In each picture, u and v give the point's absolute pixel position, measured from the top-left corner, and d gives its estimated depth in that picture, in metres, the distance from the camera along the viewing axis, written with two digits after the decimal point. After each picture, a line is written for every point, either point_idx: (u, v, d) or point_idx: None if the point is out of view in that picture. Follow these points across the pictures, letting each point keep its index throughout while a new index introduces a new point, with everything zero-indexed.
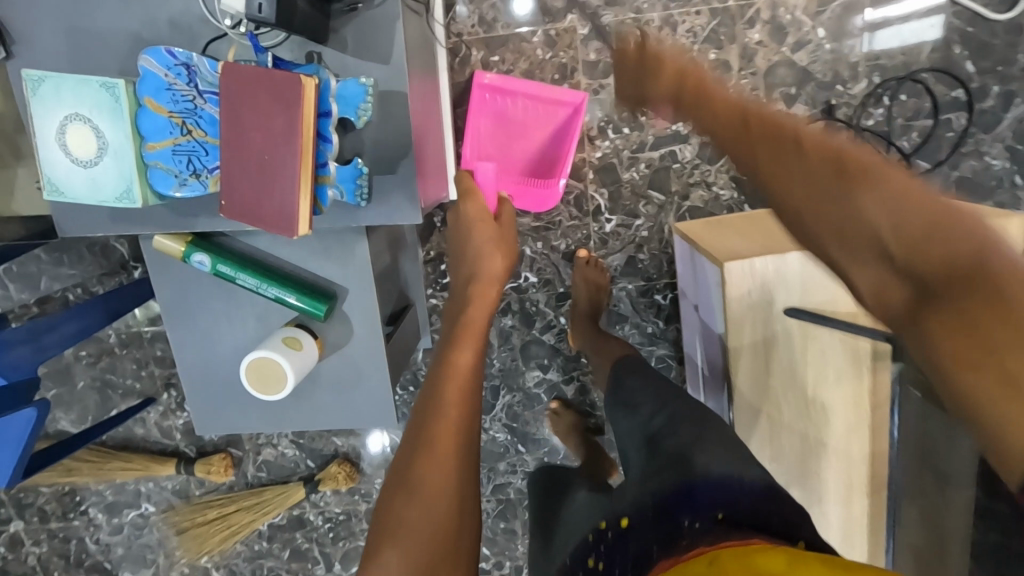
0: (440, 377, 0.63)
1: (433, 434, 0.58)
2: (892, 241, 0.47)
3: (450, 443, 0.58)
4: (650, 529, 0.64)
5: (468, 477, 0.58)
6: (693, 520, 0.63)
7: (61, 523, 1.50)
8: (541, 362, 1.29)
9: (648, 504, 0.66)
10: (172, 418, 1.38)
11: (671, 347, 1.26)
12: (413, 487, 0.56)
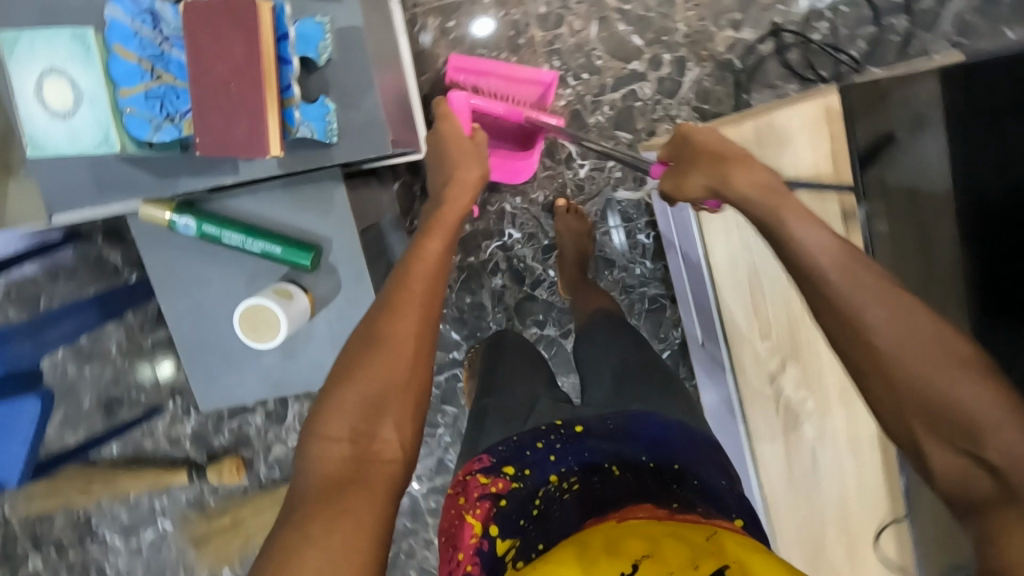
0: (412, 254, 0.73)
1: (401, 295, 0.69)
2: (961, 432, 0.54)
3: (419, 302, 0.69)
4: (603, 441, 0.75)
5: (419, 393, 0.67)
6: (650, 456, 0.74)
7: (78, 553, 1.48)
8: (537, 319, 1.30)
9: (607, 422, 0.78)
10: (180, 425, 1.39)
11: (662, 286, 1.28)
12: (381, 334, 0.66)
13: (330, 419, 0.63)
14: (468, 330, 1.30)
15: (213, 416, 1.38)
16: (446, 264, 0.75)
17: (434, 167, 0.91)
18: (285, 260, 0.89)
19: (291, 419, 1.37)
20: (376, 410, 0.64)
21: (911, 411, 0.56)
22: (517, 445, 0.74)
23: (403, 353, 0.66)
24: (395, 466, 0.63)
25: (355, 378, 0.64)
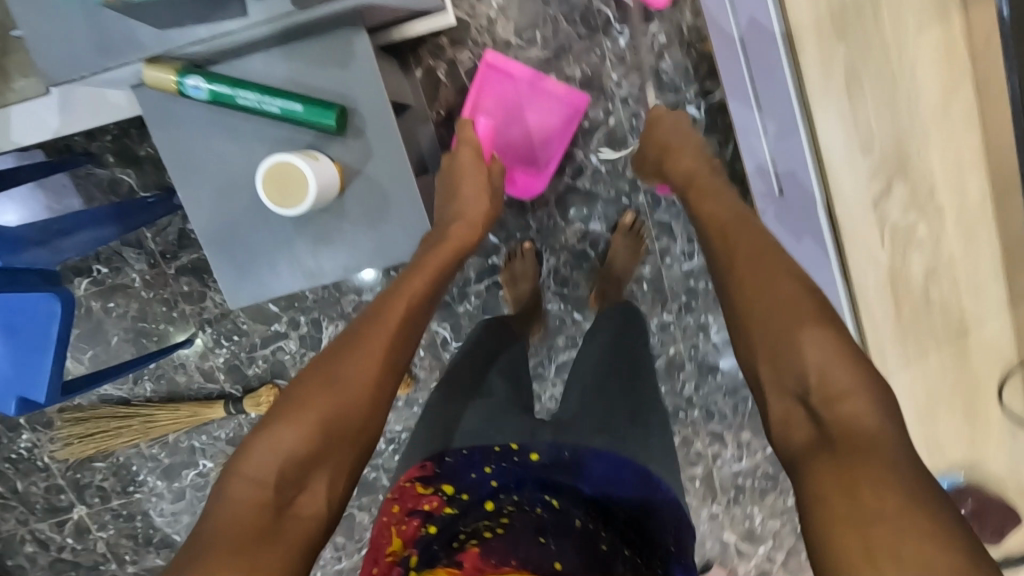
0: (373, 315, 0.76)
1: (362, 345, 0.72)
2: (816, 394, 0.59)
3: (377, 351, 0.72)
4: (551, 469, 0.86)
5: (370, 426, 0.70)
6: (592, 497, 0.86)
7: (122, 499, 1.44)
8: (580, 213, 1.20)
9: (563, 450, 0.86)
10: (212, 358, 1.32)
11: (718, 165, 1.16)
12: (334, 378, 0.69)
13: (256, 460, 0.64)
14: (507, 232, 1.22)
15: (245, 345, 1.31)
16: (414, 324, 0.78)
17: (444, 194, 0.95)
18: (308, 121, 0.80)
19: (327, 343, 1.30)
20: (310, 458, 0.65)
21: (764, 357, 0.63)
22: (466, 462, 0.86)
23: (352, 400, 0.69)
24: (314, 523, 0.64)
25: (291, 421, 0.66)
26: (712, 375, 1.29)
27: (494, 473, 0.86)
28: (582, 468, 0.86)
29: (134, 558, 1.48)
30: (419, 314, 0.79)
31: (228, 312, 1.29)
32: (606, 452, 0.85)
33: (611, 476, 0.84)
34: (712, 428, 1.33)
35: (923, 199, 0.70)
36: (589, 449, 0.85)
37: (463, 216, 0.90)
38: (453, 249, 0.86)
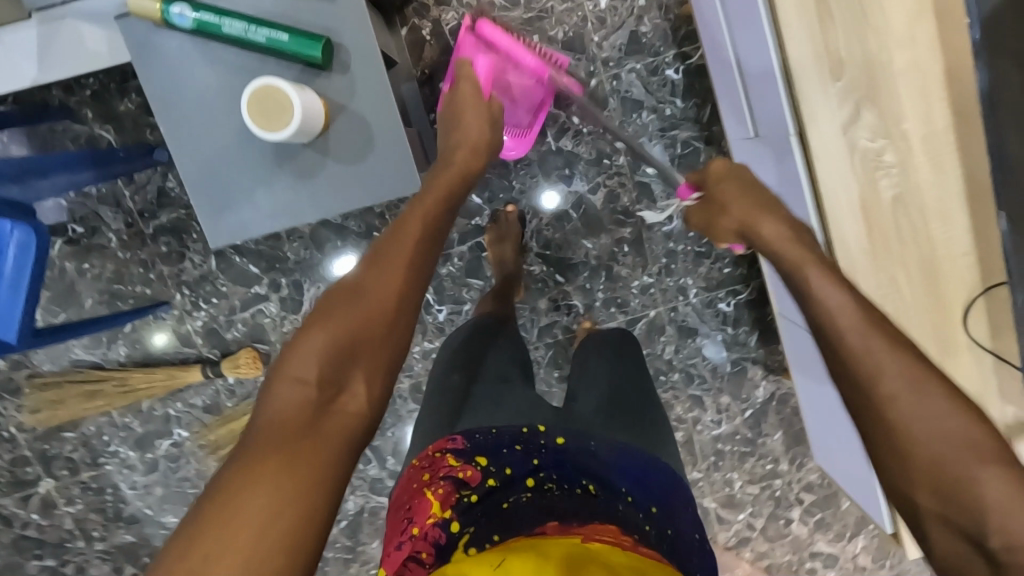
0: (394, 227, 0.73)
1: (387, 249, 0.70)
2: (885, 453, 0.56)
3: (402, 257, 0.69)
4: (581, 452, 0.84)
5: (405, 323, 0.67)
6: (628, 492, 0.82)
7: (92, 472, 1.40)
8: (563, 174, 1.22)
9: (593, 443, 0.85)
10: (190, 321, 1.30)
11: (695, 127, 1.19)
12: (364, 284, 0.66)
13: (296, 361, 0.62)
14: (490, 193, 1.24)
15: (224, 309, 1.29)
16: (437, 232, 0.76)
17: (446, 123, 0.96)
18: (294, 51, 0.80)
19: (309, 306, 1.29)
20: (349, 358, 0.63)
21: (918, 480, 0.55)
22: (494, 440, 0.84)
23: (381, 298, 0.66)
24: (358, 419, 0.62)
25: (321, 325, 0.63)
26: (691, 338, 1.32)
27: (531, 456, 0.83)
28: (615, 455, 0.84)
29: (104, 534, 1.44)
30: (441, 224, 0.76)
31: (206, 274, 1.27)
32: (628, 447, 0.86)
33: (636, 473, 0.84)
34: (692, 392, 1.35)
35: (891, 121, 0.74)
36: (617, 446, 0.86)
37: (467, 142, 0.91)
38: (461, 171, 0.87)
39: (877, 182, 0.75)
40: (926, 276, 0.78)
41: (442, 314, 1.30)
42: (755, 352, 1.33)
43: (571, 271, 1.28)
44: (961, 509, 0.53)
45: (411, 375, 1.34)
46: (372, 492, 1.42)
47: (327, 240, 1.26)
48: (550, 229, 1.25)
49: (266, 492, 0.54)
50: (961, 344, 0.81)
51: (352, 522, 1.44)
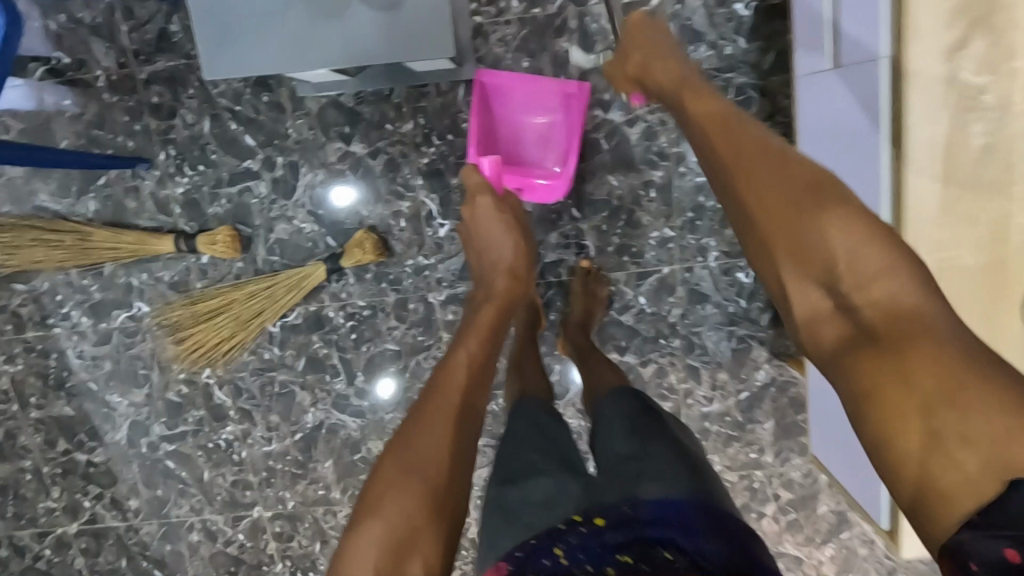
0: (435, 386, 0.76)
1: (426, 423, 0.73)
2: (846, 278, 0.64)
3: (444, 419, 0.73)
4: (620, 533, 0.72)
5: (456, 480, 0.71)
6: (661, 545, 0.70)
7: (38, 333, 1.30)
8: (601, 99, 1.12)
9: (625, 508, 0.75)
10: (170, 186, 1.19)
11: (753, 73, 1.09)
12: (414, 462, 0.70)
13: (358, 555, 0.66)
14: None
15: (210, 179, 1.18)
16: (477, 383, 0.79)
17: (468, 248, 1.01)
18: None
19: (301, 193, 1.19)
20: (400, 550, 0.66)
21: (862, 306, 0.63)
22: (533, 549, 0.73)
23: (430, 463, 0.70)
24: None
25: (374, 516, 0.67)
26: (701, 305, 1.23)
27: (565, 553, 0.71)
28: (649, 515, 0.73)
29: (41, 401, 1.35)
30: (481, 383, 0.79)
31: (197, 137, 1.16)
32: (665, 498, 0.75)
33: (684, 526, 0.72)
34: (690, 362, 1.27)
35: (1000, 60, 0.68)
36: (640, 497, 0.76)
37: (503, 267, 0.95)
38: (499, 305, 0.90)
39: (967, 125, 0.70)
40: (994, 245, 0.74)
41: (444, 229, 1.20)
42: (764, 332, 1.25)
43: (589, 208, 1.18)
44: (881, 322, 0.61)
45: (398, 290, 1.24)
46: (333, 408, 1.33)
47: (334, 124, 1.15)
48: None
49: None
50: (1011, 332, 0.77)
51: (307, 435, 1.35)
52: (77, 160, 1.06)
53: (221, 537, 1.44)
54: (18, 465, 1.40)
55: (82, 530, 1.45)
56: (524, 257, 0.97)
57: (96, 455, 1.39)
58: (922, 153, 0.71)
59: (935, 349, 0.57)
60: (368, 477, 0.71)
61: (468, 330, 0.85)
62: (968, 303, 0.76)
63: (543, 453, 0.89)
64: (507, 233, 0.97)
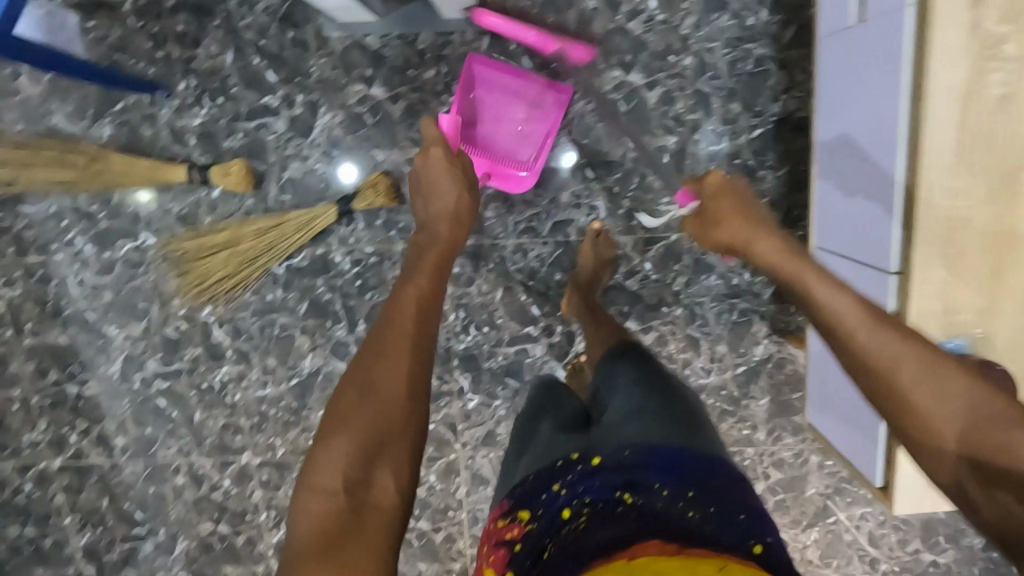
0: (388, 322, 0.74)
1: (384, 349, 0.71)
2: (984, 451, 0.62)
3: (402, 343, 0.72)
4: (619, 471, 0.73)
5: (419, 383, 0.71)
6: (659, 483, 0.73)
7: (40, 258, 1.29)
8: (623, 60, 1.13)
9: (625, 451, 0.76)
10: (187, 116, 1.19)
11: (772, 46, 1.11)
12: (373, 387, 0.69)
13: (321, 475, 0.65)
14: (543, 59, 1.13)
15: (228, 112, 1.18)
16: (427, 310, 0.77)
17: (419, 198, 0.96)
18: None
19: (318, 133, 1.19)
20: (369, 461, 0.66)
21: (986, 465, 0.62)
22: (533, 486, 0.74)
23: (390, 387, 0.69)
24: (392, 512, 0.66)
25: (340, 431, 0.67)
26: (705, 275, 1.25)
27: (563, 487, 0.73)
28: (651, 459, 0.75)
29: (36, 329, 1.33)
30: (430, 307, 0.77)
31: (218, 69, 1.16)
32: (666, 446, 0.76)
33: (678, 471, 0.74)
34: (690, 332, 1.28)
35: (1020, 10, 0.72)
36: (643, 444, 0.76)
37: (445, 212, 0.92)
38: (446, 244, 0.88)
39: (988, 73, 0.73)
40: (1006, 186, 0.78)
41: None
42: (765, 307, 1.26)
43: (603, 168, 1.20)
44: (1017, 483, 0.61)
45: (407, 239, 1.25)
46: (332, 355, 1.32)
47: (356, 65, 1.15)
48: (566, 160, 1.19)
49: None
50: (1016, 278, 0.82)
51: (303, 382, 1.35)
52: (105, 75, 1.08)
53: (206, 482, 1.43)
54: (6, 394, 1.38)
55: (66, 466, 1.43)
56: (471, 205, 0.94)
57: (87, 388, 1.37)
58: (945, 96, 0.73)
59: None
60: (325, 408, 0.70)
61: (416, 268, 0.83)
62: (980, 250, 0.81)
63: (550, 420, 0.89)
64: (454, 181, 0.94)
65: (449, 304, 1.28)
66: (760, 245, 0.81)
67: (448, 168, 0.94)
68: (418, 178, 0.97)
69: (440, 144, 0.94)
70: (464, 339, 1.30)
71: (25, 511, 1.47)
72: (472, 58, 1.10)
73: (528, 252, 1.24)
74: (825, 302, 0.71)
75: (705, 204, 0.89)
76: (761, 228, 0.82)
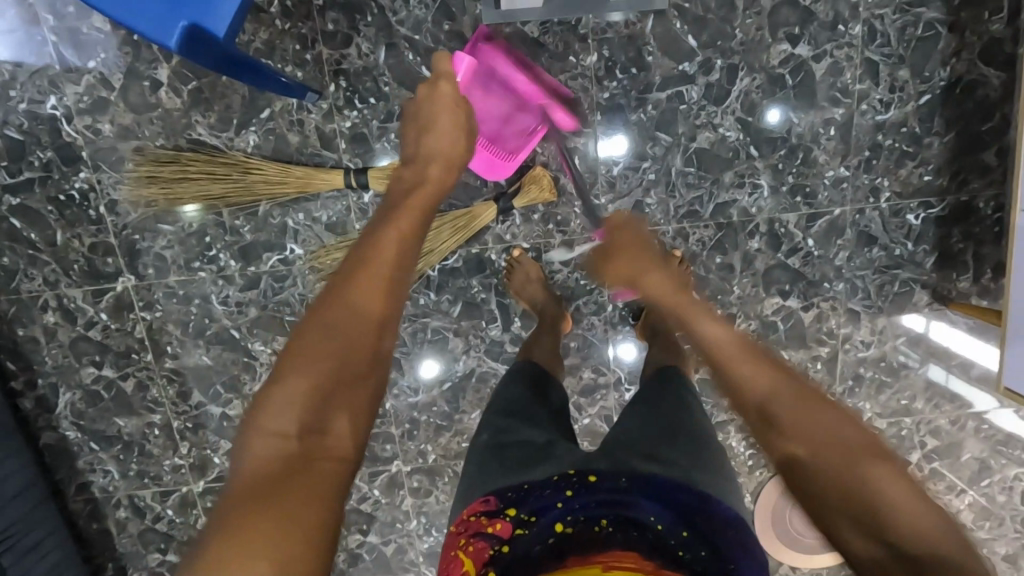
0: (370, 248, 0.73)
1: (354, 289, 0.70)
2: (849, 498, 0.62)
3: (377, 287, 0.71)
4: (612, 494, 0.72)
5: (385, 338, 0.70)
6: (654, 515, 0.71)
7: (182, 277, 1.25)
8: (791, 32, 1.11)
9: (621, 476, 0.73)
10: (337, 119, 1.15)
11: (943, 8, 1.10)
12: (339, 327, 0.68)
13: (270, 417, 0.62)
14: (709, 36, 1.11)
15: (380, 112, 1.14)
16: (408, 253, 0.75)
17: (415, 124, 0.91)
18: None
19: None
20: (326, 410, 0.64)
21: (841, 503, 0.63)
22: (524, 496, 0.73)
23: (359, 333, 0.68)
24: (342, 472, 0.62)
25: (298, 370, 0.65)
26: (868, 247, 1.23)
27: (560, 498, 0.72)
28: (647, 485, 0.72)
29: (178, 351, 1.30)
30: (414, 242, 0.77)
31: (370, 68, 1.12)
32: (671, 479, 0.73)
33: (673, 502, 0.71)
34: (850, 306, 1.27)
35: None
36: (641, 475, 0.74)
37: (440, 153, 0.88)
38: (435, 184, 0.85)
39: None
40: None
41: (617, 167, 1.18)
42: (928, 276, 1.24)
43: (766, 146, 1.17)
44: (875, 521, 0.61)
45: (565, 231, 1.22)
46: (486, 356, 1.30)
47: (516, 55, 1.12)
48: (614, 147, 1.17)
49: (251, 560, 0.52)
50: None
51: (456, 384, 1.32)
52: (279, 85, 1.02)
53: (354, 494, 1.40)
54: (146, 420, 1.34)
55: (209, 488, 1.40)
56: (465, 153, 0.91)
57: (231, 408, 1.34)
58: None
59: (961, 566, 0.57)
60: (285, 343, 0.68)
61: (402, 201, 0.82)
62: None
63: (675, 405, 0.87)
64: (459, 132, 0.90)
65: (607, 295, 1.26)
66: (643, 266, 0.90)
67: (450, 111, 0.91)
68: (422, 105, 0.92)
69: (450, 79, 0.93)
70: (621, 330, 1.28)
71: (166, 537, 1.43)
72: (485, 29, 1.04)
73: (689, 237, 1.22)
74: (700, 332, 0.78)
75: (611, 237, 0.99)
76: (649, 265, 0.90)
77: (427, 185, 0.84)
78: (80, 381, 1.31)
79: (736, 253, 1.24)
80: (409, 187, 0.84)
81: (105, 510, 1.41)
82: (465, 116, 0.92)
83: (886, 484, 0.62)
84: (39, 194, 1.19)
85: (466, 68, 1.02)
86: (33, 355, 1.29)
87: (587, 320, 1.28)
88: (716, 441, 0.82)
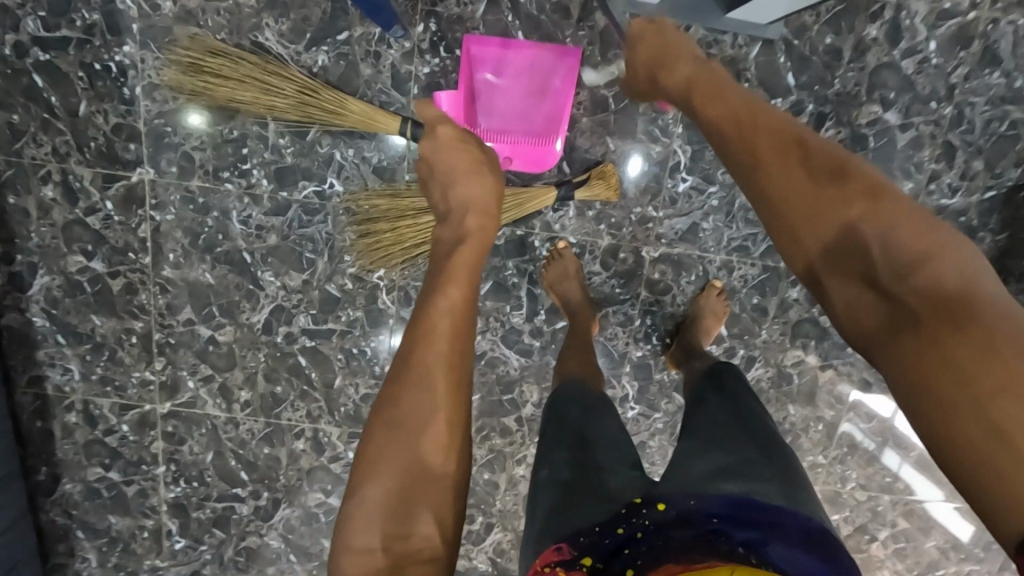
0: (421, 340, 0.76)
1: (410, 385, 0.74)
2: (885, 267, 0.64)
3: (437, 381, 0.75)
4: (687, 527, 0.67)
5: (453, 417, 0.74)
6: (730, 537, 0.66)
7: (206, 185, 1.16)
8: (885, 96, 1.11)
9: (688, 498, 0.70)
10: (416, 62, 1.09)
11: None
12: (404, 425, 0.72)
13: (358, 533, 0.70)
14: (808, 78, 1.10)
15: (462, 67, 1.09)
16: (461, 328, 0.78)
17: (436, 178, 0.91)
18: None
19: None
20: (406, 510, 0.70)
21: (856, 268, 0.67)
22: (596, 534, 0.69)
23: (426, 428, 0.73)
24: (432, 562, 0.70)
25: (370, 481, 0.71)
26: None
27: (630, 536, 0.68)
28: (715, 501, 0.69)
29: (179, 261, 1.20)
30: (464, 319, 0.79)
31: (465, 19, 1.07)
32: (740, 495, 0.70)
33: (746, 520, 0.67)
34: (865, 375, 1.28)
35: None
36: (707, 491, 0.70)
37: (473, 203, 0.87)
38: (477, 242, 0.85)
39: None
40: None
41: (683, 184, 1.16)
42: None
43: None
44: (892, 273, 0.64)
45: (615, 234, 1.19)
46: (501, 341, 1.25)
47: (616, 45, 1.09)
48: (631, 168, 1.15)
49: None
50: None
51: None
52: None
53: (326, 452, 1.32)
54: (125, 325, 1.24)
55: (173, 413, 1.30)
56: (496, 192, 0.89)
57: (221, 333, 1.25)
58: None
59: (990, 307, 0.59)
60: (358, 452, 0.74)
61: (450, 271, 0.81)
62: None
63: (739, 434, 0.81)
64: (482, 168, 0.89)
65: (638, 309, 1.23)
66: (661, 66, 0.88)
67: (461, 151, 0.89)
68: (431, 163, 0.91)
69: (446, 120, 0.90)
70: (641, 347, 1.25)
71: (113, 454, 1.33)
72: (467, 44, 1.04)
73: (733, 271, 1.21)
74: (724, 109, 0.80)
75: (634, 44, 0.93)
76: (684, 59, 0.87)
77: (472, 243, 0.84)
78: (64, 269, 1.20)
79: (773, 299, 1.24)
80: (451, 253, 0.84)
81: (55, 410, 1.30)
82: (475, 146, 0.90)
83: (917, 245, 0.64)
84: (72, 57, 1.09)
85: (450, 104, 1.06)
86: (20, 229, 1.18)
87: (611, 329, 1.24)
88: (786, 464, 0.77)
